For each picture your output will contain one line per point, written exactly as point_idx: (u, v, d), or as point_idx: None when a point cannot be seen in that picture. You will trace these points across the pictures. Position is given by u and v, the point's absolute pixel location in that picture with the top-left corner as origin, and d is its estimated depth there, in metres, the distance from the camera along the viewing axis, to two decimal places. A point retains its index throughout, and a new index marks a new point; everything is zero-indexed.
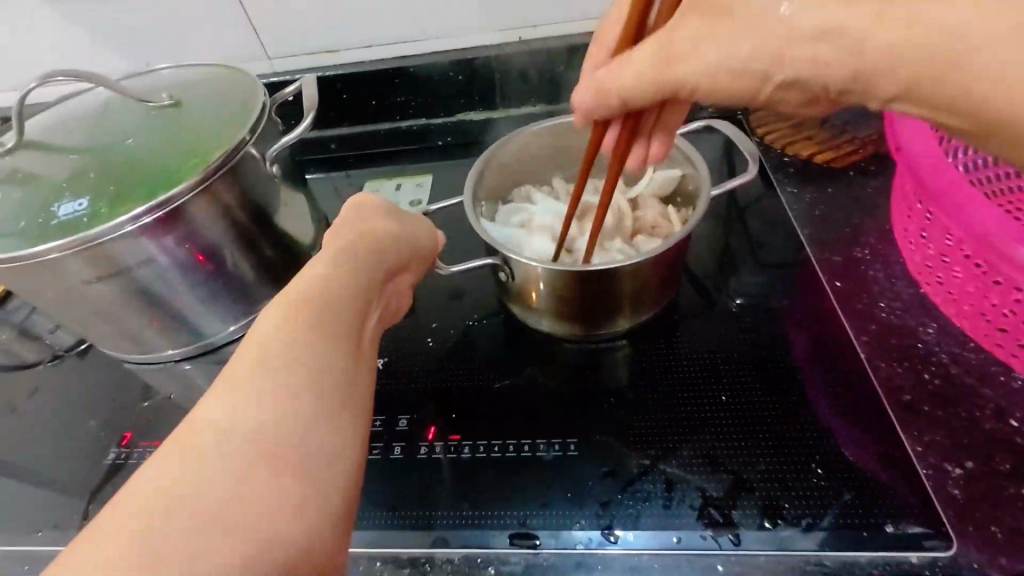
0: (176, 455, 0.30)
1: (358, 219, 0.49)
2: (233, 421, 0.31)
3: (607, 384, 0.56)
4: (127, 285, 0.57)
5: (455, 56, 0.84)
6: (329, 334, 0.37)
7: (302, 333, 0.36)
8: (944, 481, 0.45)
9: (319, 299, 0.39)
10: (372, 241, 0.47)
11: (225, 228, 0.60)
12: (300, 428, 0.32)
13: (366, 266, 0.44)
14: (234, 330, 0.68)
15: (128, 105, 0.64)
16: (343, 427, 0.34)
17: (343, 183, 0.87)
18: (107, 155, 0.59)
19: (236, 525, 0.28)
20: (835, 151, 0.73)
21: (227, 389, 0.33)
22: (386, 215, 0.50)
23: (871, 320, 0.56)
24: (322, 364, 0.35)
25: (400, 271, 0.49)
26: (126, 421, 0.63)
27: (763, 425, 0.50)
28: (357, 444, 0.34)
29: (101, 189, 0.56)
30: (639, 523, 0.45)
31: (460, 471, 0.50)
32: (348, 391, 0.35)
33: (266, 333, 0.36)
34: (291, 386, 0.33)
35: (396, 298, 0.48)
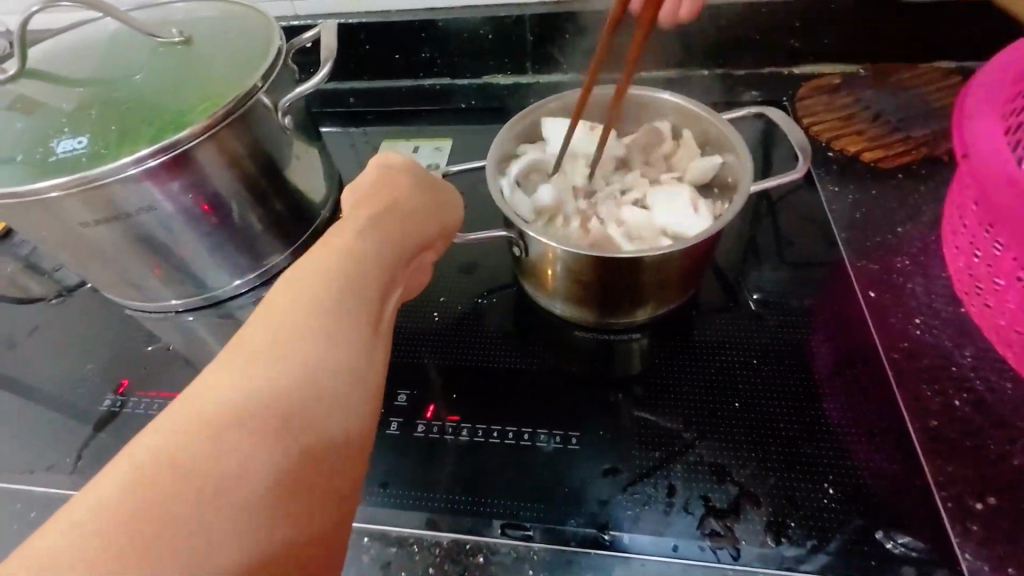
0: (172, 417, 0.28)
1: (386, 185, 0.47)
2: (235, 387, 0.29)
3: (623, 377, 0.53)
4: (129, 231, 0.55)
5: (487, 14, 0.79)
6: (343, 305, 0.34)
7: (306, 302, 0.33)
8: (964, 514, 0.43)
9: (334, 268, 0.36)
10: (395, 212, 0.44)
11: (233, 180, 0.58)
12: (305, 406, 0.30)
13: (392, 236, 0.42)
14: (240, 284, 0.66)
15: (139, 40, 0.61)
16: (354, 408, 0.31)
17: (360, 139, 0.83)
18: (112, 92, 0.56)
19: (231, 505, 0.26)
20: (887, 152, 0.68)
21: (234, 357, 0.31)
22: (413, 185, 0.48)
23: (903, 336, 0.53)
24: (332, 336, 0.32)
25: (423, 249, 0.47)
26: (126, 369, 0.62)
27: (780, 436, 0.47)
28: (360, 424, 0.32)
29: (104, 128, 0.54)
30: (637, 526, 0.43)
31: (456, 454, 0.49)
32: (361, 369, 0.33)
33: (280, 301, 0.34)
34: (300, 358, 0.31)
35: (416, 273, 0.46)
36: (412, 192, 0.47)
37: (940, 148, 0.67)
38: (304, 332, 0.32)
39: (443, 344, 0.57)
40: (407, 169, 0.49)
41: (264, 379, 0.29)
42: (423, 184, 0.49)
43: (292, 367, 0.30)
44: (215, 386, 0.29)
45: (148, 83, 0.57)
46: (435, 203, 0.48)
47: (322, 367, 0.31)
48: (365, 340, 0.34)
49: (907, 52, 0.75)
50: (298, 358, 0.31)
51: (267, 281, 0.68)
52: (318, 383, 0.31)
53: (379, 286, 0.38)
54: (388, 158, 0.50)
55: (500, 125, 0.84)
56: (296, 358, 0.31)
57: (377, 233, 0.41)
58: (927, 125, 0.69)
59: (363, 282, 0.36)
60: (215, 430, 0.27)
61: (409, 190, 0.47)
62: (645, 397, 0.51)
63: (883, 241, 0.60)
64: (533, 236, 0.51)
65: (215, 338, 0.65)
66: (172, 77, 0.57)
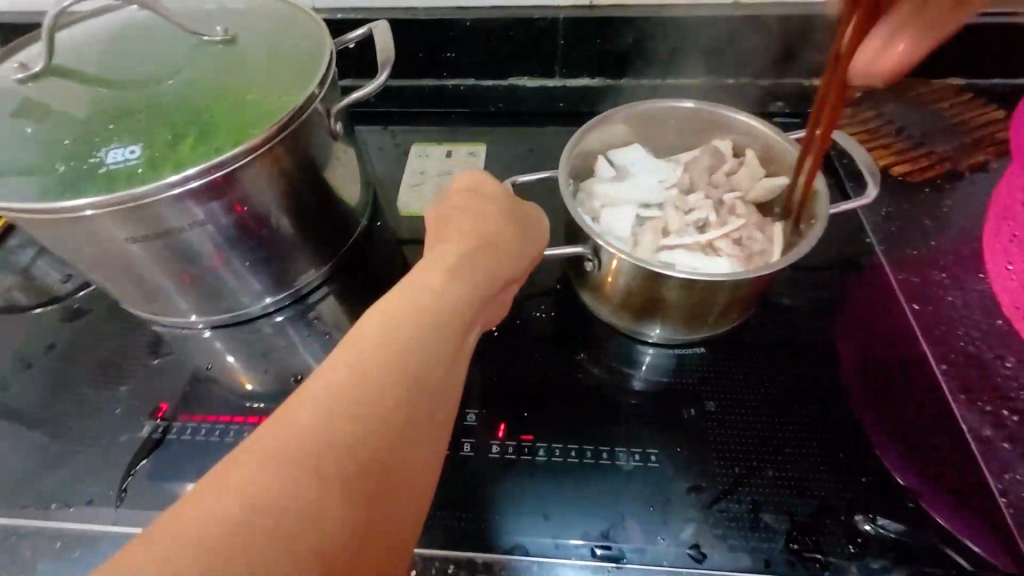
0: (256, 452, 0.28)
1: (470, 211, 0.46)
2: (324, 427, 0.29)
3: (684, 392, 0.54)
4: (171, 249, 0.52)
5: (517, 14, 0.74)
6: (431, 346, 0.34)
7: (411, 344, 0.33)
8: (1022, 521, 0.46)
9: (421, 304, 0.35)
10: (483, 240, 0.43)
11: (279, 194, 0.54)
12: (394, 457, 0.30)
13: (482, 266, 0.41)
14: (270, 303, 0.63)
15: (180, 39, 0.58)
16: (430, 457, 0.32)
17: (386, 142, 0.80)
18: (158, 96, 0.53)
19: (314, 557, 0.26)
20: (914, 168, 0.69)
21: (314, 394, 0.30)
22: (498, 209, 0.47)
23: (950, 347, 0.56)
24: (422, 383, 0.32)
25: (509, 280, 0.46)
26: (160, 391, 0.59)
27: (847, 450, 0.50)
28: (428, 476, 0.32)
29: (153, 136, 0.50)
30: (728, 543, 0.45)
31: (537, 475, 0.49)
32: (440, 417, 0.33)
33: (365, 336, 0.32)
34: (389, 405, 0.30)
35: (498, 303, 0.46)
36: (499, 217, 0.46)
37: (962, 162, 0.68)
38: (395, 376, 0.31)
39: (505, 359, 0.57)
40: (496, 194, 0.49)
41: (357, 424, 0.29)
42: (507, 209, 0.48)
43: (383, 415, 0.30)
44: (298, 427, 0.28)
45: (197, 86, 0.54)
46: (521, 227, 0.47)
47: (409, 415, 0.31)
48: (445, 386, 0.34)
49: (938, 65, 0.75)
50: (388, 406, 0.30)
51: (299, 299, 0.65)
52: (406, 433, 0.31)
53: (463, 321, 0.37)
54: (478, 182, 0.49)
55: (531, 128, 0.82)
56: (386, 404, 0.30)
57: (463, 263, 0.40)
58: (949, 141, 0.71)
59: (448, 320, 0.36)
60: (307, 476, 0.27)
61: (494, 215, 0.46)
62: (716, 412, 0.52)
63: (921, 254, 0.62)
64: (605, 245, 0.51)
65: (253, 356, 0.62)
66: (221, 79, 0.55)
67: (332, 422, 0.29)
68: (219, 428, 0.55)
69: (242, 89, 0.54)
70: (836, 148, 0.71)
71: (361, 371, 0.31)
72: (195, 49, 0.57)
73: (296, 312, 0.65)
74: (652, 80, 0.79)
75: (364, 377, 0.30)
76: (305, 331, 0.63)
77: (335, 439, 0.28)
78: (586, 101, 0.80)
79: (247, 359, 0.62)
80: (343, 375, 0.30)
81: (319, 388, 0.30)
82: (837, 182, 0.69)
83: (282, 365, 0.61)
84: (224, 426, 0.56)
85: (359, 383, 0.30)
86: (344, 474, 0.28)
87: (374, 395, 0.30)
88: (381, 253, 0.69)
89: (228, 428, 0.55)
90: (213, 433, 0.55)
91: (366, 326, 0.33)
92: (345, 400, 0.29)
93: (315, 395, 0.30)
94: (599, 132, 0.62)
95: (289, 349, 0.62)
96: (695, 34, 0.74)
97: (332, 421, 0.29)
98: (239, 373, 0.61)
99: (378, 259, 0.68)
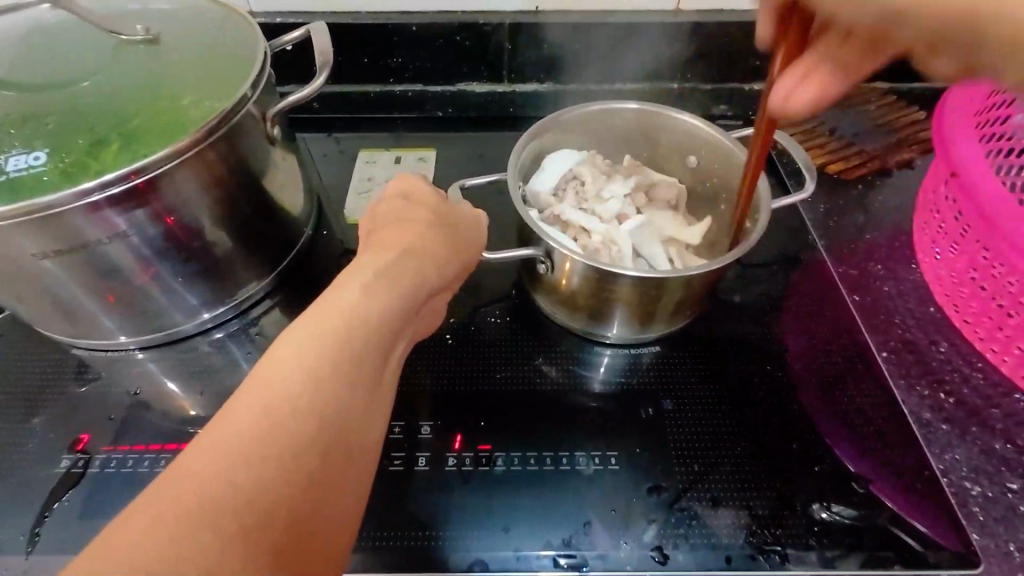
0: (161, 498, 0.27)
1: (401, 220, 0.45)
2: (233, 466, 0.27)
3: (637, 393, 0.54)
4: (91, 264, 0.48)
5: (464, 19, 0.73)
6: (349, 365, 0.33)
7: (330, 366, 0.32)
8: (965, 498, 0.47)
9: (342, 320, 0.34)
10: (416, 248, 0.42)
11: (211, 203, 0.51)
12: (313, 484, 0.29)
13: (414, 278, 0.40)
14: (206, 319, 0.59)
15: (99, 41, 0.54)
16: (355, 477, 0.32)
17: (332, 150, 0.77)
18: (69, 101, 0.50)
19: None
20: (848, 168, 0.71)
21: (219, 433, 0.29)
22: (430, 217, 0.46)
23: (889, 335, 0.58)
24: (339, 404, 0.31)
25: (445, 287, 0.45)
26: (82, 421, 0.54)
27: (798, 441, 0.51)
28: (353, 501, 0.32)
29: (65, 143, 0.47)
30: (689, 543, 0.44)
31: (496, 486, 0.47)
32: (363, 435, 0.33)
33: (274, 365, 0.31)
34: (301, 433, 0.29)
35: (430, 314, 0.44)
36: (432, 227, 0.45)
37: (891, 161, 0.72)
38: (306, 402, 0.30)
39: (459, 367, 0.55)
40: (428, 201, 0.48)
41: (267, 459, 0.28)
42: (439, 217, 0.47)
43: (296, 444, 0.29)
44: (202, 471, 0.27)
45: (124, 91, 0.51)
46: (455, 234, 0.47)
47: (325, 440, 0.30)
48: (368, 403, 0.33)
49: None
50: (302, 434, 0.29)
51: (239, 315, 0.61)
52: (324, 458, 0.30)
53: (386, 336, 0.36)
54: (412, 188, 0.49)
55: (481, 134, 0.81)
56: (297, 433, 0.29)
57: (392, 275, 0.39)
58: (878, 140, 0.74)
59: (370, 336, 0.35)
60: (214, 520, 0.26)
61: (426, 224, 0.45)
62: (672, 412, 0.52)
63: (858, 248, 0.65)
64: (557, 245, 0.51)
65: (187, 377, 0.57)
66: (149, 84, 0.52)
67: (239, 459, 0.28)
68: (148, 458, 0.51)
69: (172, 94, 0.51)
70: (776, 148, 0.73)
71: (269, 404, 0.30)
72: (115, 52, 0.53)
73: (236, 328, 0.61)
74: (598, 85, 0.80)
75: (272, 408, 0.29)
76: (245, 348, 0.59)
77: (244, 478, 0.27)
78: (536, 106, 0.80)
79: (181, 381, 0.57)
80: (250, 408, 0.29)
81: (224, 427, 0.29)
82: (779, 181, 0.71)
83: (220, 385, 0.57)
84: (153, 456, 0.52)
85: (265, 417, 0.29)
86: (258, 509, 0.27)
87: (284, 426, 0.29)
88: (327, 264, 0.66)
89: (157, 457, 0.51)
90: (142, 464, 0.51)
91: (274, 352, 0.32)
92: (251, 435, 0.28)
93: (219, 434, 0.29)
94: (553, 133, 0.63)
95: (229, 367, 0.58)
96: (638, 40, 0.75)
97: (239, 458, 0.28)
98: (173, 396, 0.56)
99: (324, 269, 0.65)
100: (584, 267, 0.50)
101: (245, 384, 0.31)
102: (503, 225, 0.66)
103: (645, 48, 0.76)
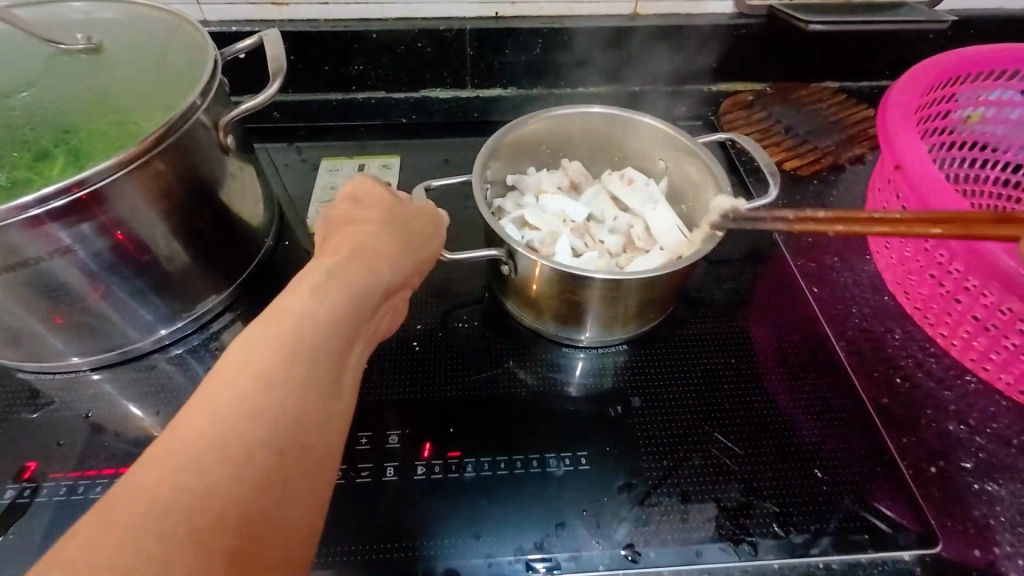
0: (104, 519, 0.25)
1: (352, 226, 0.44)
2: (182, 478, 0.27)
3: (608, 392, 0.54)
4: (35, 283, 0.46)
5: (423, 25, 0.73)
6: (301, 374, 0.32)
7: (284, 377, 0.31)
8: (923, 480, 0.49)
9: (291, 330, 0.33)
10: (365, 254, 0.41)
11: (162, 215, 0.49)
12: (267, 490, 0.29)
13: (364, 283, 0.39)
14: (164, 335, 0.57)
15: (37, 52, 0.52)
16: (319, 484, 0.31)
17: (293, 159, 0.76)
18: (10, 116, 0.48)
19: None
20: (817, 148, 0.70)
21: (167, 448, 0.28)
22: (380, 221, 0.45)
23: (847, 325, 0.59)
24: (292, 412, 0.31)
25: (398, 290, 0.44)
26: (29, 447, 0.51)
27: (767, 429, 0.52)
28: (317, 509, 0.32)
29: (7, 160, 0.46)
30: (661, 538, 0.45)
31: (464, 491, 0.47)
32: (322, 440, 0.32)
33: (219, 378, 0.30)
34: (252, 442, 0.29)
35: (387, 320, 0.43)
36: (385, 232, 0.44)
37: (842, 157, 0.73)
38: (256, 411, 0.29)
39: (427, 373, 0.54)
40: (381, 205, 0.47)
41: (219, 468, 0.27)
42: (389, 222, 0.46)
43: (246, 453, 0.28)
44: (149, 485, 0.26)
45: (69, 105, 0.50)
46: (409, 239, 0.46)
47: (282, 447, 0.30)
48: (325, 409, 0.32)
49: (816, 67, 0.81)
50: (248, 443, 0.29)
51: (198, 330, 0.59)
52: (278, 465, 0.29)
53: (341, 344, 0.35)
54: (360, 192, 0.48)
55: (445, 140, 0.80)
56: (248, 442, 0.29)
57: (344, 280, 0.38)
58: (831, 137, 0.76)
59: (324, 343, 0.34)
60: (163, 533, 0.25)
61: (377, 230, 0.44)
62: (641, 409, 0.52)
63: (815, 241, 0.67)
64: (523, 249, 0.51)
65: (143, 396, 0.55)
66: (95, 98, 0.50)
67: (186, 470, 0.27)
68: (101, 484, 0.49)
69: (120, 108, 0.50)
70: (735, 148, 0.75)
71: (216, 415, 0.29)
72: (56, 64, 0.52)
73: (195, 344, 0.59)
74: (560, 89, 0.81)
75: (221, 420, 0.29)
76: (206, 364, 0.57)
77: (191, 489, 0.27)
78: (499, 111, 0.80)
79: (138, 401, 0.55)
80: (198, 420, 0.29)
81: (171, 441, 0.28)
82: (738, 180, 0.72)
83: (179, 404, 0.55)
84: (106, 480, 0.50)
85: (206, 428, 0.28)
86: (208, 515, 0.26)
87: (230, 440, 0.28)
88: (289, 275, 0.64)
89: (112, 481, 0.49)
90: (94, 490, 0.49)
91: (222, 367, 0.31)
92: (192, 447, 0.28)
93: (166, 448, 0.28)
94: (517, 138, 0.63)
95: (188, 385, 0.56)
96: (599, 44, 0.76)
97: (189, 468, 0.27)
98: (129, 418, 0.54)
99: (285, 281, 0.64)
100: (546, 268, 0.50)
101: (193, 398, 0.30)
102: (468, 230, 0.66)
103: (605, 51, 0.77)
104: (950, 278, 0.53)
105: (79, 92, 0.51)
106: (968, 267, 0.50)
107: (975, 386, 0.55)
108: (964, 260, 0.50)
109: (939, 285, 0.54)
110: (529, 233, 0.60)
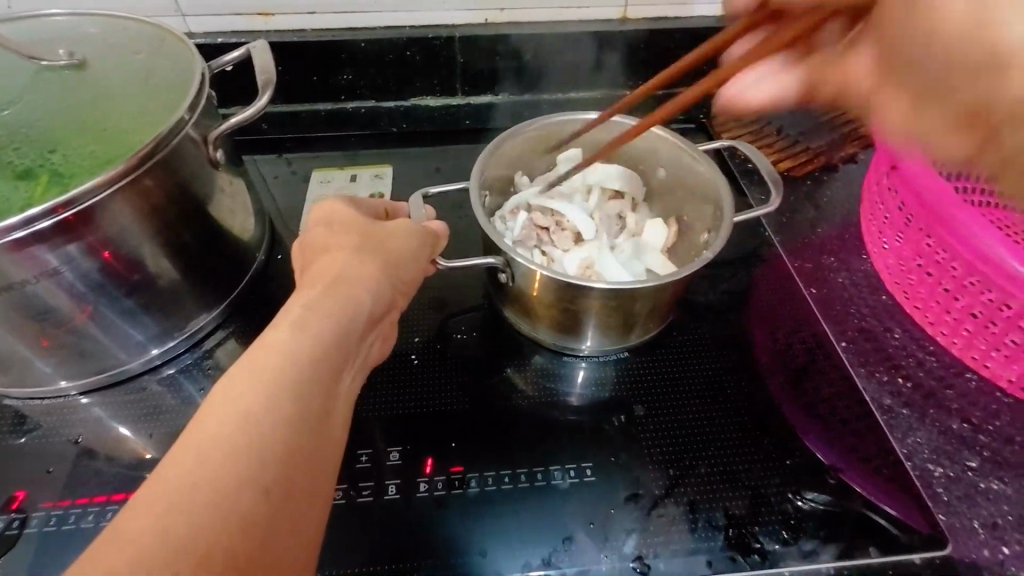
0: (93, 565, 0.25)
1: (329, 252, 0.42)
2: (173, 514, 0.27)
3: (611, 401, 0.53)
4: (21, 307, 0.44)
5: (413, 33, 0.72)
6: (289, 410, 0.31)
7: (272, 410, 0.31)
8: (929, 480, 0.49)
9: (271, 374, 0.32)
10: (344, 281, 0.40)
11: (152, 232, 0.48)
12: (260, 543, 0.28)
13: (344, 312, 0.38)
14: (155, 355, 0.55)
15: (18, 72, 0.51)
16: (313, 516, 0.32)
17: (282, 171, 0.75)
18: None
19: None
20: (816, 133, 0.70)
21: (155, 487, 0.28)
22: (360, 240, 0.44)
23: (848, 326, 0.59)
24: (279, 449, 0.30)
25: (385, 314, 0.43)
26: (17, 475, 0.50)
27: (772, 433, 0.51)
28: (311, 541, 0.32)
29: None
30: (669, 550, 0.44)
31: (469, 508, 0.46)
32: (309, 476, 0.32)
33: (206, 416, 0.30)
34: (240, 477, 0.28)
35: (372, 352, 0.42)
36: (362, 256, 0.42)
37: (834, 156, 0.74)
38: (244, 451, 0.29)
39: (425, 389, 0.53)
40: (354, 226, 0.45)
41: (206, 503, 0.27)
42: (366, 242, 0.44)
43: (236, 487, 0.28)
44: (129, 534, 0.26)
45: (51, 124, 0.48)
46: (393, 259, 0.44)
47: (271, 481, 0.29)
48: (314, 447, 0.32)
49: None
50: (236, 479, 0.28)
51: (190, 349, 0.58)
52: (267, 500, 0.29)
53: (329, 373, 0.35)
54: (332, 214, 0.46)
55: (437, 148, 0.79)
56: (232, 479, 0.28)
57: (325, 320, 0.36)
58: (823, 137, 0.76)
59: (310, 374, 0.33)
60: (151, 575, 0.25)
61: (353, 253, 0.42)
62: (644, 418, 0.52)
63: (811, 241, 0.66)
64: (522, 258, 0.50)
65: (136, 418, 0.54)
66: (78, 117, 0.49)
67: (175, 519, 0.26)
68: (93, 512, 0.48)
69: (104, 125, 0.49)
70: (729, 150, 0.75)
71: (203, 452, 0.29)
72: (37, 83, 0.50)
73: (188, 363, 0.57)
74: (551, 94, 0.80)
75: (206, 459, 0.28)
76: (200, 383, 0.56)
77: (182, 527, 0.26)
78: (490, 118, 0.80)
79: (130, 424, 0.53)
80: (186, 456, 0.28)
81: (150, 492, 0.27)
82: (733, 183, 0.72)
83: (172, 425, 0.53)
84: (99, 508, 0.48)
85: (192, 466, 0.28)
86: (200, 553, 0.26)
87: (218, 476, 0.28)
88: (281, 289, 0.63)
89: (104, 509, 0.48)
90: (86, 519, 0.47)
91: (207, 411, 0.30)
92: (181, 484, 0.27)
93: (152, 492, 0.27)
94: (512, 145, 0.62)
95: (181, 406, 0.55)
96: (589, 48, 0.76)
97: (174, 509, 0.27)
98: (121, 442, 0.53)
99: (277, 296, 0.62)
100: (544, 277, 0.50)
101: (180, 439, 0.30)
102: (464, 239, 0.65)
103: (596, 55, 0.77)
104: (950, 277, 0.53)
105: (61, 111, 0.49)
106: (969, 266, 0.51)
107: (977, 383, 0.55)
108: (966, 258, 0.51)
109: (939, 284, 0.55)
110: (647, 256, 0.62)
